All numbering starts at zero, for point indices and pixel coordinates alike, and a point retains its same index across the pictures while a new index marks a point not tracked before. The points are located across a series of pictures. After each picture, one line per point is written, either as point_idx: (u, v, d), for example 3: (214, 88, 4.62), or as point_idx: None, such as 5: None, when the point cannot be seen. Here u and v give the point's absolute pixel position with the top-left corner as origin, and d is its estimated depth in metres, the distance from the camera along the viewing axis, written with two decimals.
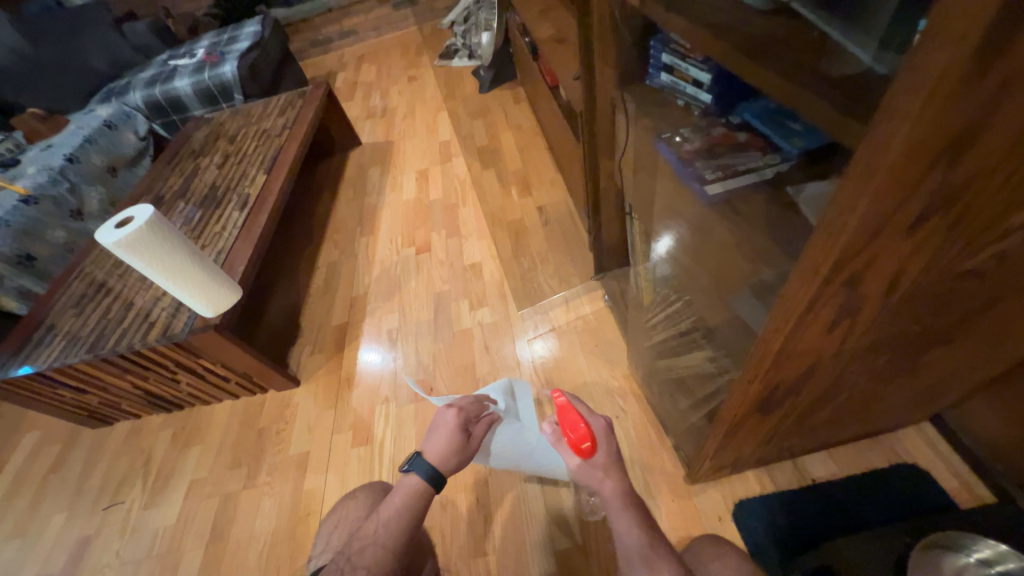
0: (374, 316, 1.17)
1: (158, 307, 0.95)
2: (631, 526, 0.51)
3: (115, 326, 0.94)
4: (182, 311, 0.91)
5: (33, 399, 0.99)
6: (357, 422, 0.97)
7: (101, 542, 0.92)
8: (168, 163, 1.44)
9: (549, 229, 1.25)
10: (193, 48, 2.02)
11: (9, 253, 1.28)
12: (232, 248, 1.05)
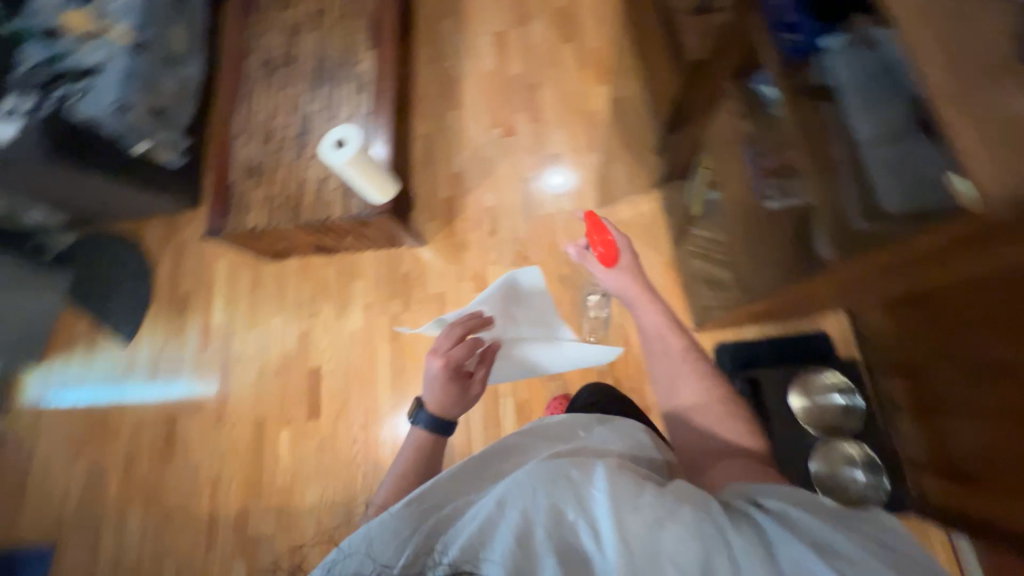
0: (474, 193, 1.48)
1: (328, 185, 1.26)
2: (669, 320, 0.88)
3: (301, 200, 1.26)
4: (353, 194, 1.23)
5: (242, 243, 1.38)
6: (475, 276, 1.41)
7: (316, 334, 1.46)
8: (257, 14, 1.45)
9: (622, 125, 1.45)
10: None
11: (145, 108, 1.42)
12: (371, 136, 1.30)
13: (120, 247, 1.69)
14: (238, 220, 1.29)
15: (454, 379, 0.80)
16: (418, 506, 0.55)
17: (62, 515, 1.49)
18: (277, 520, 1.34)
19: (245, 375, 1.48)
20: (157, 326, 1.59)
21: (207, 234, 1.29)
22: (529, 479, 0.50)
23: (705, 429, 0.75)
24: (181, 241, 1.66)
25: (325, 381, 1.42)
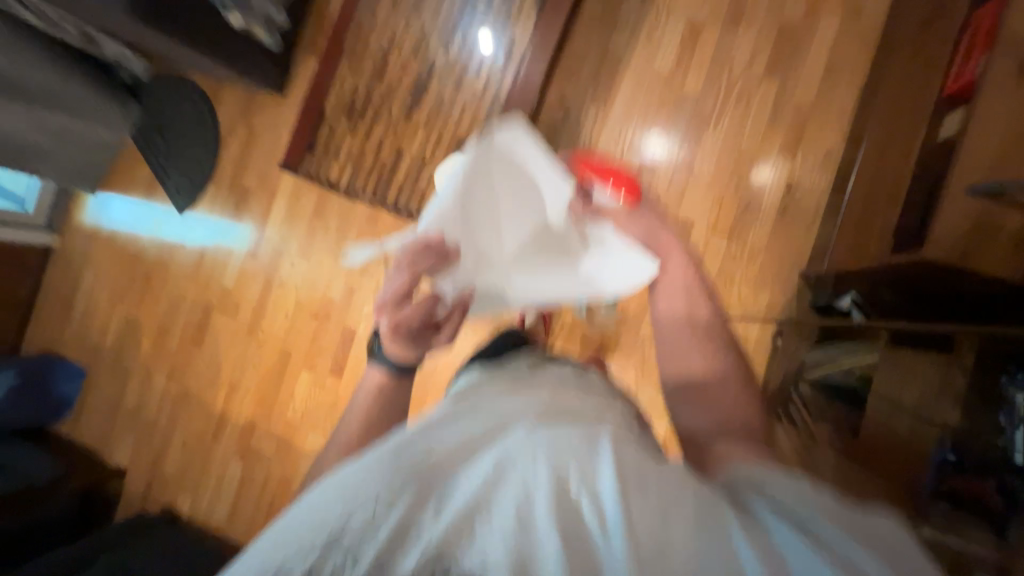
0: None
1: (426, 172, 1.07)
2: (678, 271, 0.67)
3: (391, 176, 1.09)
4: None
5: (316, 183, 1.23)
6: None
7: (362, 295, 1.39)
8: None
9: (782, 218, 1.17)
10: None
11: None
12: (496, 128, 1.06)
13: (194, 105, 1.54)
14: (320, 166, 1.13)
15: (414, 335, 0.57)
16: (378, 451, 0.38)
17: (98, 348, 1.60)
18: (280, 447, 1.43)
19: (284, 302, 1.45)
20: (212, 210, 1.52)
21: (283, 168, 1.14)
22: (521, 447, 0.36)
23: (707, 410, 0.57)
24: (255, 126, 1.49)
25: (357, 345, 1.39)
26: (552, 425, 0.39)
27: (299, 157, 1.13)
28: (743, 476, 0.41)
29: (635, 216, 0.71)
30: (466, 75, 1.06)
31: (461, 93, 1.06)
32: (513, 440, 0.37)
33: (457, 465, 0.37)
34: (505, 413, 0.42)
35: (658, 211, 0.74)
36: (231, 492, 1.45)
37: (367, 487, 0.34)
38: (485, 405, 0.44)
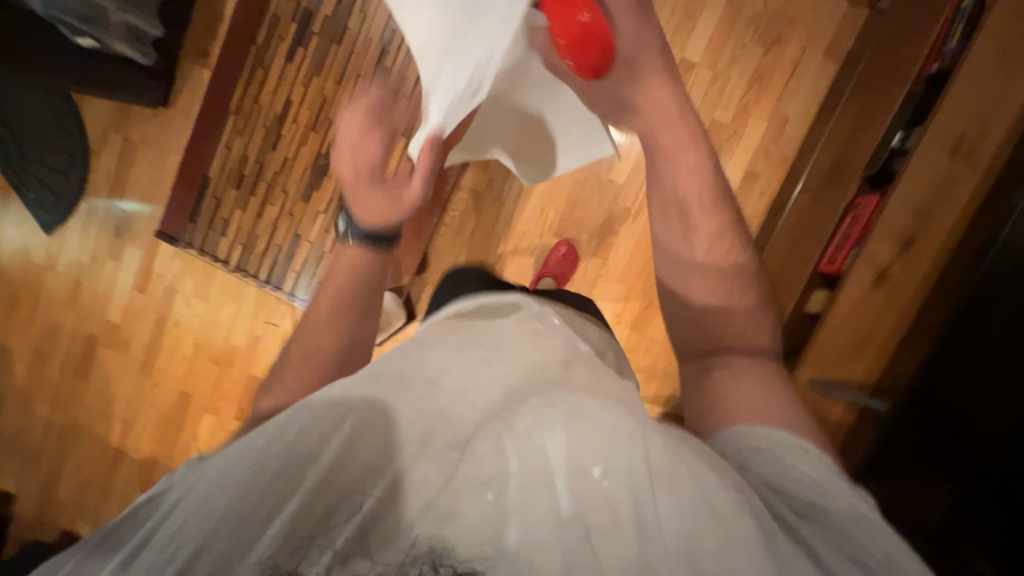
0: None
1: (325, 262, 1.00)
2: (692, 172, 0.68)
3: (287, 261, 1.01)
4: None
5: None
6: None
7: (267, 346, 1.33)
8: None
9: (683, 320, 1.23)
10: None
11: None
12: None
13: (50, 101, 1.27)
14: (205, 238, 1.02)
15: (376, 179, 0.63)
16: (413, 385, 0.45)
17: None
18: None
19: (180, 342, 1.36)
20: (88, 232, 1.33)
21: (162, 234, 1.02)
22: (547, 409, 0.42)
23: (711, 354, 0.65)
24: (134, 140, 1.28)
25: None
26: (575, 393, 0.44)
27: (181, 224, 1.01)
28: (744, 438, 0.53)
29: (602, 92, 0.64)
30: None
31: None
32: (535, 402, 0.43)
33: (486, 417, 0.44)
34: (533, 371, 0.48)
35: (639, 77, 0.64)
36: None
37: (380, 419, 0.43)
38: (512, 346, 0.51)
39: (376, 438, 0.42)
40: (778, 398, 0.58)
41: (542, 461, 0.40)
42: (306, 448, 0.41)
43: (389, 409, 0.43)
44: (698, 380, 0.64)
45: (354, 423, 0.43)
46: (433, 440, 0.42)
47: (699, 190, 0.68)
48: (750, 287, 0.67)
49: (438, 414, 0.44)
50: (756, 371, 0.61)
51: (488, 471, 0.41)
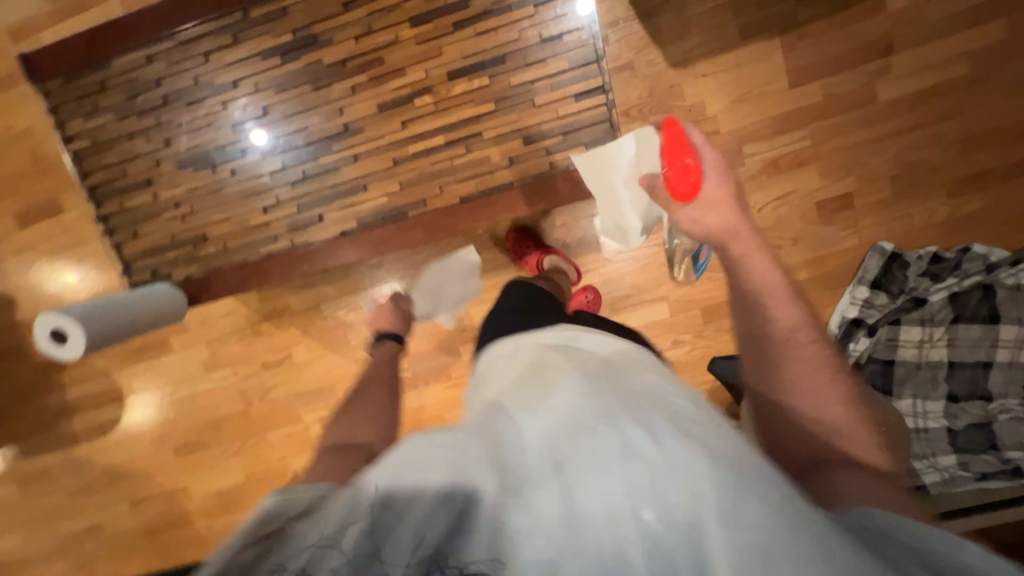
0: (298, 334, 1.29)
1: (148, 221, 0.96)
2: (766, 270, 0.57)
3: (118, 189, 0.95)
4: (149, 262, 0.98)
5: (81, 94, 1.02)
6: (212, 356, 1.32)
7: None
8: None
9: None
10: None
11: None
12: (232, 266, 0.97)
13: None
14: (66, 100, 0.93)
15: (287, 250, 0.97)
16: (483, 434, 0.41)
17: None
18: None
19: (7, 114, 1.21)
20: None
21: (29, 59, 0.92)
22: (611, 428, 0.36)
23: (806, 394, 0.54)
24: None
25: (46, 221, 1.25)
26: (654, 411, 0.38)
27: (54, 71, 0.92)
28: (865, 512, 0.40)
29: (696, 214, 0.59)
30: (252, 198, 0.93)
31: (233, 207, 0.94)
32: (599, 426, 0.37)
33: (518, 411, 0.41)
34: (609, 385, 0.41)
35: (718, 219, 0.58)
36: None
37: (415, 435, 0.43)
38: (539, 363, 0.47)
39: (446, 467, 0.38)
40: (845, 414, 0.53)
41: (609, 483, 0.34)
42: (384, 480, 0.38)
43: (461, 442, 0.40)
44: (829, 436, 0.52)
45: (427, 455, 0.38)
46: (506, 467, 0.37)
47: (778, 288, 0.57)
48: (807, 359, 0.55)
49: (517, 444, 0.38)
50: (834, 392, 0.54)
51: (563, 494, 0.34)
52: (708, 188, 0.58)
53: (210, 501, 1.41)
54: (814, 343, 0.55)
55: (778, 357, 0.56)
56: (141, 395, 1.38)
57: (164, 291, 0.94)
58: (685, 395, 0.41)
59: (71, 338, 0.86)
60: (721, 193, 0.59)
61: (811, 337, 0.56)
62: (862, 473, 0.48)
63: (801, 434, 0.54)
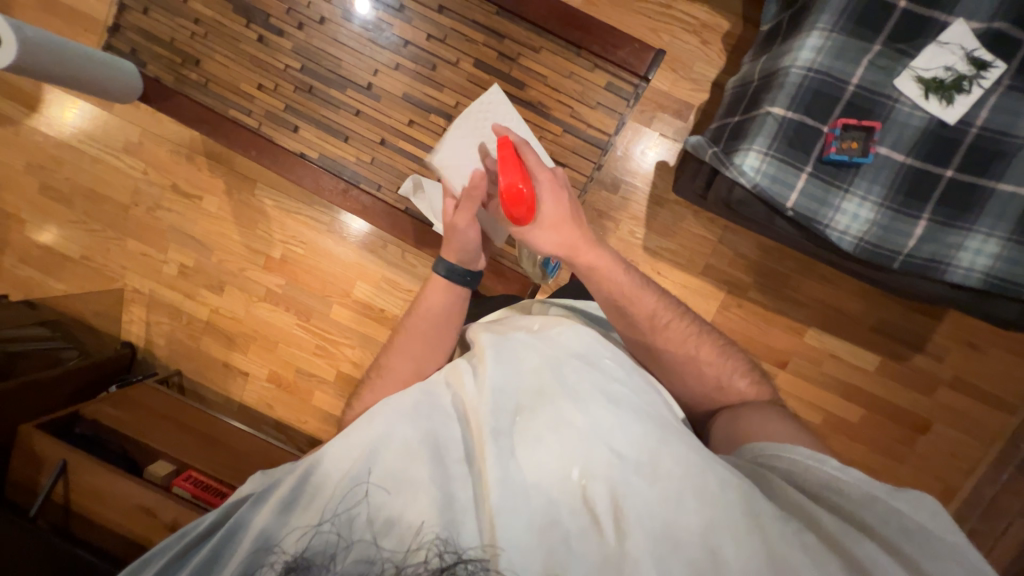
0: (222, 189, 1.32)
1: (180, 34, 1.04)
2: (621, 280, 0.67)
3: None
4: (151, 50, 1.06)
5: None
6: (142, 149, 1.33)
7: None
8: (475, 27, 1.00)
9: (208, 362, 1.41)
10: (972, 49, 0.74)
11: None
12: (203, 105, 1.05)
13: None
14: None
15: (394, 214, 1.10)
16: (418, 410, 0.54)
17: None
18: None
19: None
20: None
21: None
22: (547, 446, 0.51)
23: (689, 372, 0.66)
24: None
25: None
26: (564, 406, 0.54)
27: None
28: (754, 453, 0.55)
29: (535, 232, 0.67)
30: (263, 71, 1.02)
31: (244, 69, 1.03)
32: (520, 426, 0.53)
33: (498, 408, 0.54)
34: (540, 373, 0.57)
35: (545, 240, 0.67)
36: None
37: (350, 448, 0.52)
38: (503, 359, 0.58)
39: (405, 455, 0.51)
40: (718, 367, 0.66)
41: (526, 468, 0.51)
42: (343, 483, 0.50)
43: (401, 429, 0.52)
44: (719, 401, 0.65)
45: (371, 459, 0.51)
46: (448, 456, 0.52)
47: (626, 294, 0.67)
48: (672, 339, 0.66)
49: (461, 429, 0.54)
50: (702, 359, 0.66)
51: (494, 473, 0.49)
52: (553, 207, 0.66)
53: (41, 250, 1.41)
54: (668, 327, 0.66)
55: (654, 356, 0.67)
56: (51, 127, 1.35)
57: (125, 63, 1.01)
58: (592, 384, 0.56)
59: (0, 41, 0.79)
60: (558, 212, 0.66)
61: (666, 322, 0.67)
62: (743, 408, 0.63)
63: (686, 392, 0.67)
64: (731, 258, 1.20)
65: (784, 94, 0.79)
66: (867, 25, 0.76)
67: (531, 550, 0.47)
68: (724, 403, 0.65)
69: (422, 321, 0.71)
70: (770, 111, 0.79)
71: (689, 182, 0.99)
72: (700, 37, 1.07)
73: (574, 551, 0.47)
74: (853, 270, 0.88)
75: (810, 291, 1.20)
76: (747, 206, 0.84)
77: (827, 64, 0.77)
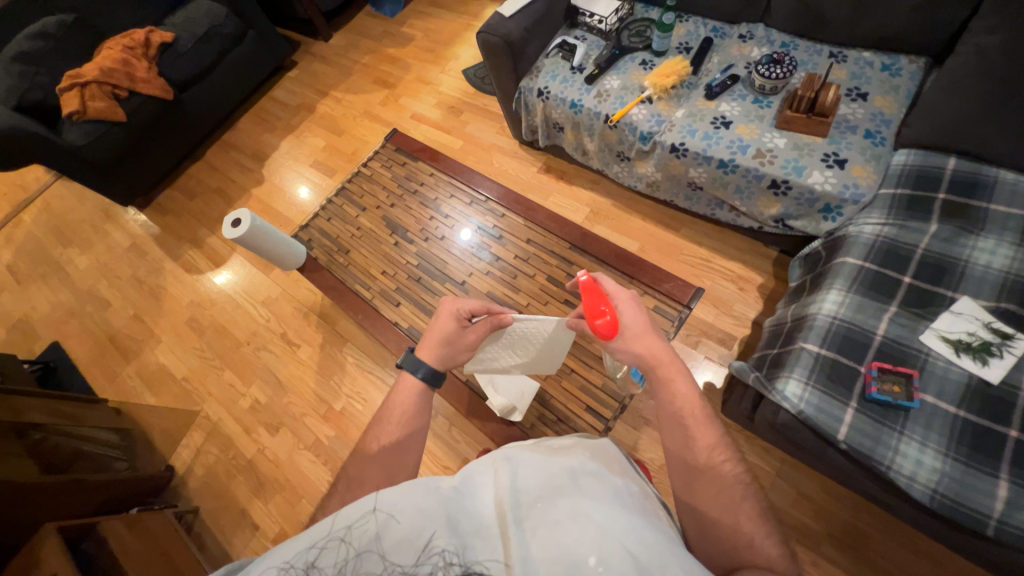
0: (319, 344, 1.57)
1: (344, 236, 1.48)
2: (688, 389, 0.68)
3: (352, 213, 1.52)
4: (320, 242, 1.49)
5: (385, 156, 1.66)
6: (274, 304, 1.69)
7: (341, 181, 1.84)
8: (550, 256, 1.33)
9: (227, 507, 1.38)
10: (989, 321, 0.83)
11: (539, 123, 1.44)
12: (337, 279, 1.39)
13: None
14: (376, 163, 1.64)
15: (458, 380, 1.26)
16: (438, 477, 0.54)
17: (389, 17, 2.24)
18: (278, 121, 2.12)
19: (357, 129, 1.94)
20: (442, 79, 1.92)
21: (393, 134, 1.71)
22: (558, 544, 0.47)
23: (720, 518, 0.60)
24: (487, 107, 1.73)
25: (310, 172, 1.91)
26: (581, 496, 0.51)
27: (405, 158, 1.63)
28: None
29: (621, 349, 0.75)
30: (390, 263, 1.38)
31: (378, 260, 1.39)
32: (534, 518, 0.50)
33: (510, 500, 0.52)
34: (556, 474, 0.55)
35: (631, 353, 0.74)
36: (268, 96, 2.21)
37: (351, 513, 0.49)
38: (524, 462, 0.57)
39: (416, 516, 0.48)
40: (755, 525, 0.59)
41: (541, 553, 0.46)
42: (343, 554, 0.46)
43: (415, 493, 0.50)
44: (743, 549, 0.57)
45: (371, 527, 0.47)
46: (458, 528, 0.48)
47: (690, 413, 0.67)
48: (717, 485, 0.62)
49: (478, 516, 0.51)
50: (743, 508, 0.60)
51: (512, 565, 0.46)
52: (630, 322, 0.76)
53: (158, 366, 1.66)
54: (723, 464, 0.63)
55: (691, 494, 0.63)
56: (222, 280, 1.80)
57: (300, 246, 1.41)
58: (607, 490, 0.53)
59: (241, 223, 1.20)
60: (640, 326, 0.75)
61: (721, 459, 0.64)
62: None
63: (717, 538, 0.59)
64: (793, 498, 1.09)
65: (815, 334, 0.90)
66: (881, 291, 0.91)
67: None
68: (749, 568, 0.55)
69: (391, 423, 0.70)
70: (804, 347, 0.89)
71: (735, 404, 1.00)
72: (738, 285, 1.28)
73: None
74: (942, 533, 0.78)
75: (903, 562, 1.00)
76: (794, 432, 0.85)
77: (851, 316, 0.90)
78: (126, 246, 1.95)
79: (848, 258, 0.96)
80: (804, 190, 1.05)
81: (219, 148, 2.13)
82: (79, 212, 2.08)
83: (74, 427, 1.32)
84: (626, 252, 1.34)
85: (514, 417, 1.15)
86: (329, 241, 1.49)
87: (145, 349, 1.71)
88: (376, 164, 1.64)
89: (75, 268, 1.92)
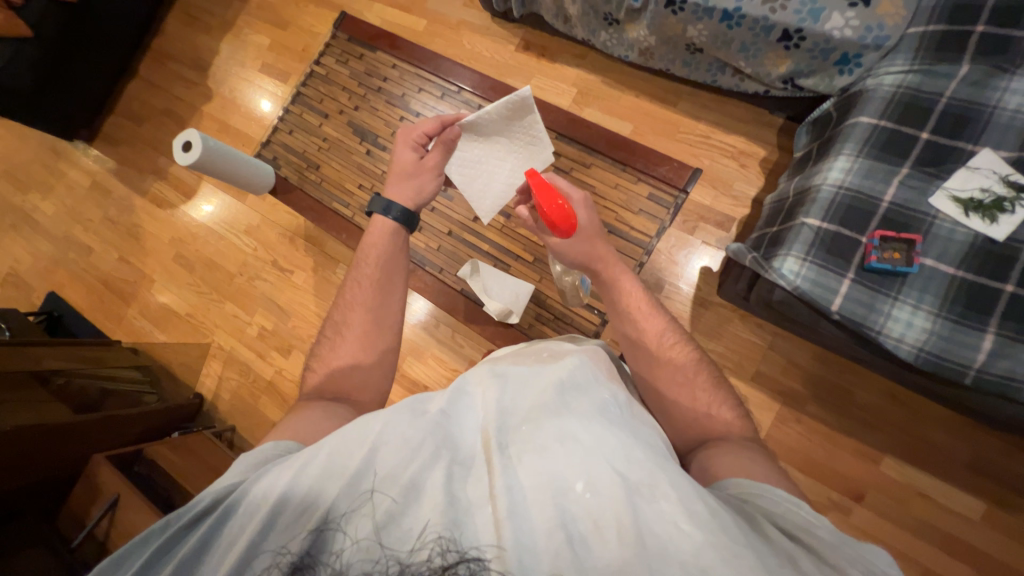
0: (311, 268, 1.55)
1: (311, 149, 1.36)
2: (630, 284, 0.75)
3: (314, 123, 1.37)
4: (287, 160, 1.38)
5: (338, 49, 1.44)
6: (258, 231, 1.63)
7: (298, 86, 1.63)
8: None
9: (260, 423, 1.50)
10: (1006, 174, 0.78)
11: None
12: (313, 198, 1.31)
13: None
14: (329, 60, 1.44)
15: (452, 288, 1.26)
16: (424, 406, 0.55)
17: None
18: (210, 18, 1.82)
19: (302, 18, 1.67)
20: None
21: (342, 20, 1.47)
22: (547, 460, 0.49)
23: (685, 404, 0.65)
24: None
25: (261, 79, 1.69)
26: (567, 418, 0.53)
27: (361, 48, 1.42)
28: (736, 492, 0.53)
29: (569, 246, 0.76)
30: (365, 174, 1.29)
31: (352, 173, 1.30)
32: (525, 434, 0.52)
33: (502, 419, 0.54)
34: (548, 391, 0.56)
35: (575, 256, 0.77)
36: None
37: (350, 442, 0.51)
38: (516, 381, 0.58)
39: (405, 444, 0.50)
40: (710, 396, 0.66)
41: (528, 478, 0.48)
42: (344, 480, 0.49)
43: (402, 418, 0.52)
44: (700, 432, 0.64)
45: (371, 454, 0.50)
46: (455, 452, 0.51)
47: (638, 305, 0.73)
48: (683, 375, 0.67)
49: (472, 437, 0.53)
50: (699, 385, 0.66)
51: (499, 480, 0.48)
52: (585, 221, 0.77)
53: (159, 305, 1.68)
54: (674, 347, 0.69)
55: (659, 378, 0.68)
56: (197, 211, 1.71)
57: (265, 166, 1.30)
58: (596, 407, 0.55)
59: (192, 145, 1.08)
60: (589, 225, 0.77)
61: (672, 343, 0.70)
62: (728, 441, 0.61)
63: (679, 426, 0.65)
64: (784, 367, 1.15)
65: (817, 207, 0.85)
66: (893, 153, 0.83)
67: (536, 553, 0.44)
68: (713, 438, 0.62)
69: (368, 265, 0.80)
70: (806, 221, 0.85)
71: (731, 286, 0.99)
72: (738, 161, 1.19)
73: (581, 560, 0.43)
74: (924, 387, 0.82)
75: (879, 412, 1.09)
76: (790, 308, 0.85)
77: (858, 183, 0.83)
78: (87, 186, 1.83)
79: (862, 117, 0.87)
80: (819, 39, 0.90)
81: (153, 60, 1.87)
82: (25, 153, 1.91)
83: (95, 370, 1.37)
84: (616, 137, 1.23)
85: (512, 320, 1.19)
86: (297, 157, 1.37)
87: (141, 289, 1.70)
88: (329, 61, 1.43)
89: (42, 214, 1.83)
